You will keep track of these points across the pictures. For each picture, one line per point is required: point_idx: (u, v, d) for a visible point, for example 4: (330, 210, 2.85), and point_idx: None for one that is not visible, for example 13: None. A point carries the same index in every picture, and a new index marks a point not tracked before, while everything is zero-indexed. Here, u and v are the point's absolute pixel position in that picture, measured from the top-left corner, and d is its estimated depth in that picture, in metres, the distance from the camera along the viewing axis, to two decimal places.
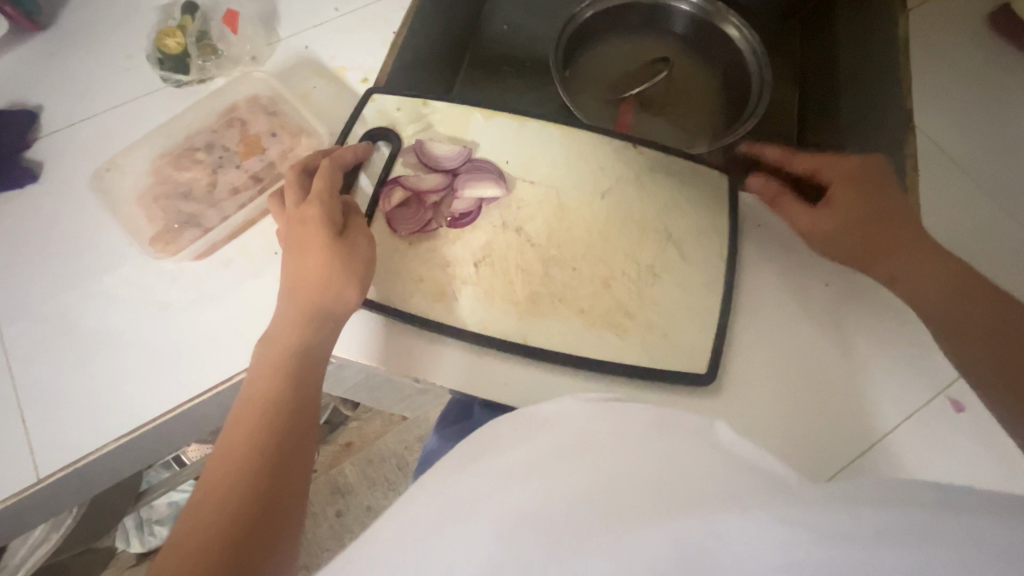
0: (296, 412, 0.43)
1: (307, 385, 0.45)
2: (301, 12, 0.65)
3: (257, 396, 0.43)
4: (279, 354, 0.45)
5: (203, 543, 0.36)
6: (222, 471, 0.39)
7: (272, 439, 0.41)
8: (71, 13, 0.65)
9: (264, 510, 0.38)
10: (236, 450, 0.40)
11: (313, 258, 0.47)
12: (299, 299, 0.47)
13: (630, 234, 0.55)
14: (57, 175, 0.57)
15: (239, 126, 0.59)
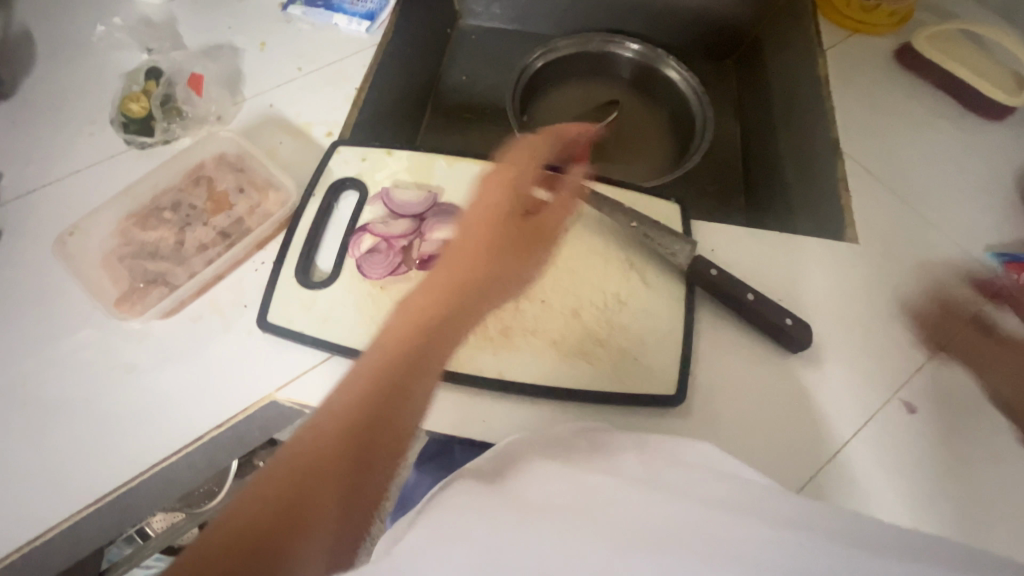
0: (389, 424, 0.38)
1: (428, 371, 0.42)
2: (266, 73, 0.68)
3: (377, 360, 0.41)
4: (404, 344, 0.42)
5: (262, 502, 0.33)
6: (316, 427, 0.37)
7: (375, 416, 0.38)
8: (30, 83, 0.66)
9: (330, 492, 0.34)
10: (337, 411, 0.38)
11: (447, 273, 0.49)
12: (451, 281, 0.49)
13: (594, 265, 0.58)
14: (15, 242, 0.56)
15: (207, 184, 0.60)
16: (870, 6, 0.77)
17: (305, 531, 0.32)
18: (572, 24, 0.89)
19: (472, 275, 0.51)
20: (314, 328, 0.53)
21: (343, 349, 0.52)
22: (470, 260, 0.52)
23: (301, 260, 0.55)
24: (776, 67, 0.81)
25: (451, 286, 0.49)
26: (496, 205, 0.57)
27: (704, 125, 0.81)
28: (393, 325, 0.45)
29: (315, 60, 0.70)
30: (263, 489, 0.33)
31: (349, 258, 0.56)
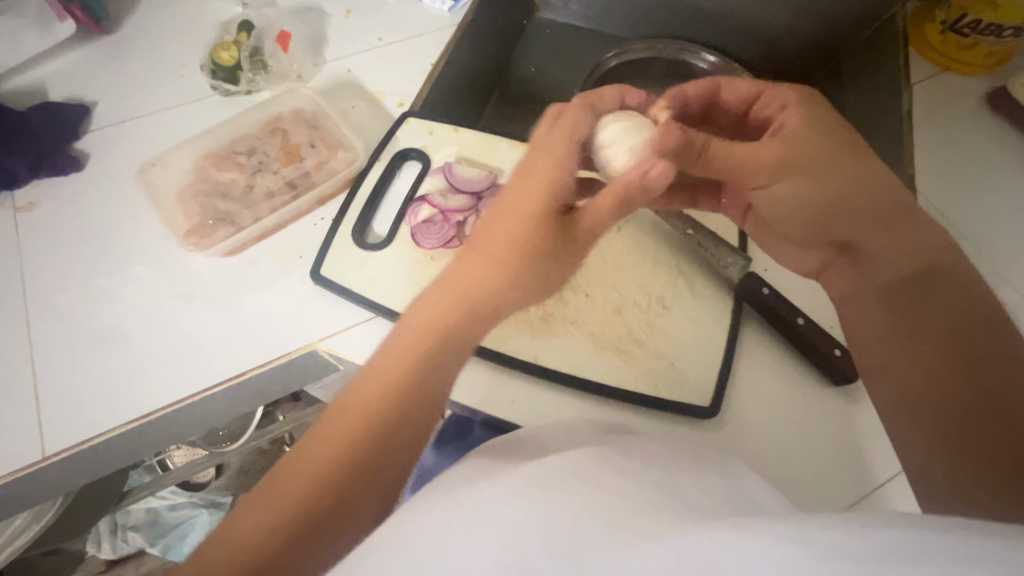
0: (390, 443, 0.35)
1: (440, 382, 0.37)
2: (348, 39, 0.70)
3: (383, 375, 0.36)
4: (416, 351, 0.37)
5: (280, 515, 0.34)
6: (329, 438, 0.35)
7: (377, 432, 0.35)
8: (135, 22, 0.70)
9: (342, 504, 0.34)
10: (339, 432, 0.35)
11: (498, 239, 0.39)
12: (461, 279, 0.39)
13: (643, 266, 0.58)
14: (103, 167, 0.60)
15: (281, 136, 0.62)
16: (966, 45, 0.72)
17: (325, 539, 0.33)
18: (649, 29, 0.88)
19: (508, 269, 0.39)
20: (363, 286, 0.54)
21: (387, 310, 0.53)
22: (489, 264, 0.39)
23: (359, 220, 0.57)
24: (858, 96, 0.77)
25: (453, 290, 0.38)
26: (563, 161, 0.40)
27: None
28: (423, 328, 0.37)
29: (396, 32, 0.72)
30: (281, 502, 0.34)
31: (405, 225, 0.57)
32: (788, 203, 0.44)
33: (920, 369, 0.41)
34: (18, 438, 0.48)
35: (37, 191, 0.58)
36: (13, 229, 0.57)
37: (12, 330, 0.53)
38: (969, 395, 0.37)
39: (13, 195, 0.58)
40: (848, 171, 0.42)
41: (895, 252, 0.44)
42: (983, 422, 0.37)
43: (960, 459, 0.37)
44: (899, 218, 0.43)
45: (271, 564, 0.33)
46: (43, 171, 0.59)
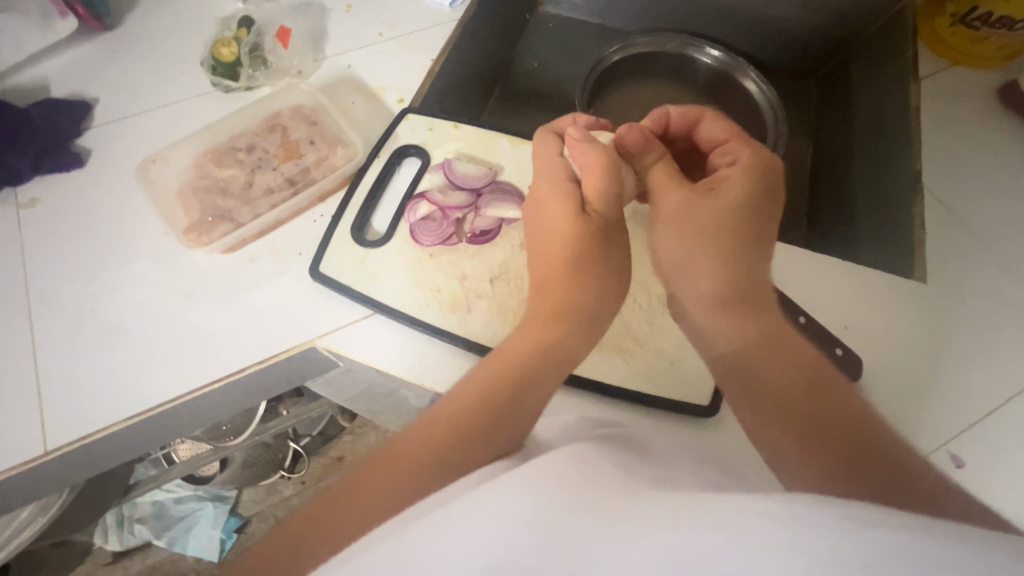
0: (476, 441, 0.39)
1: (535, 389, 0.42)
2: (349, 35, 0.70)
3: (485, 373, 0.43)
4: (512, 355, 0.44)
5: (377, 471, 0.39)
6: (433, 424, 0.41)
7: (481, 420, 0.40)
8: (136, 18, 0.70)
9: (433, 477, 0.37)
10: (444, 413, 0.41)
11: (556, 248, 0.48)
12: (544, 304, 0.47)
13: (643, 264, 0.57)
14: (104, 163, 0.60)
15: (281, 132, 0.62)
16: (978, 37, 0.71)
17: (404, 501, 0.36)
18: (653, 23, 0.87)
19: (575, 286, 0.47)
20: (361, 283, 0.54)
21: (385, 307, 0.53)
22: (560, 279, 0.47)
23: (358, 217, 0.57)
24: (865, 91, 0.76)
25: (542, 306, 0.47)
26: (559, 172, 0.50)
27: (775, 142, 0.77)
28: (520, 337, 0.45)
29: (396, 27, 0.71)
30: (380, 463, 0.39)
31: (404, 222, 0.57)
32: (680, 219, 0.48)
33: (756, 405, 0.41)
34: (20, 433, 0.49)
35: (38, 188, 0.59)
36: (15, 225, 0.57)
37: (14, 326, 0.53)
38: (811, 417, 0.38)
39: (15, 191, 0.58)
40: (701, 249, 0.46)
41: (732, 328, 0.44)
42: (827, 444, 0.37)
43: (807, 470, 0.36)
44: (747, 299, 0.44)
45: (351, 505, 0.37)
46: (44, 167, 0.59)
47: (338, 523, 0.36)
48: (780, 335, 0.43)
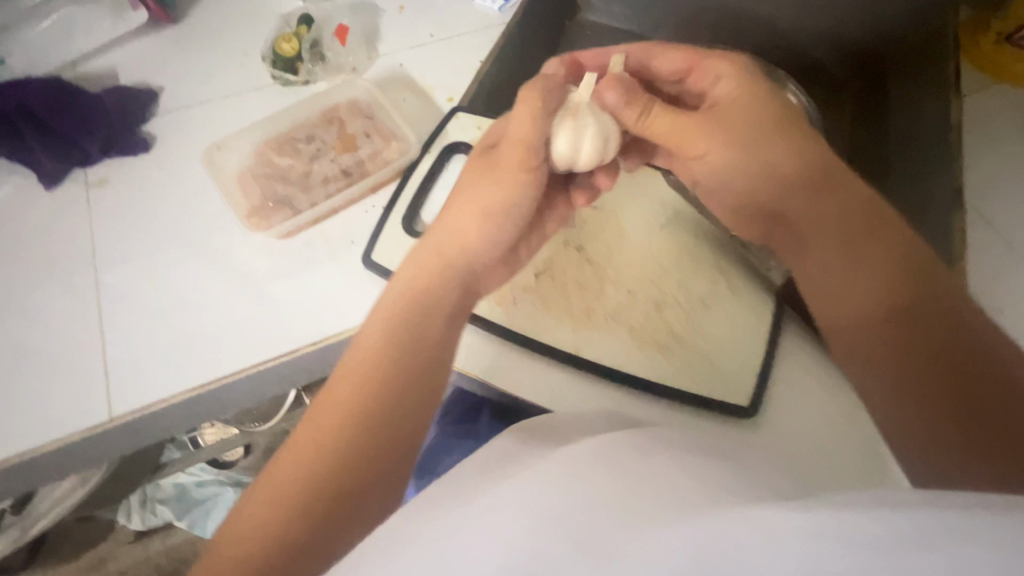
0: (404, 394, 0.40)
1: (440, 336, 0.44)
2: (401, 35, 0.73)
3: (370, 358, 0.41)
4: (401, 312, 0.43)
5: (304, 491, 0.35)
6: (337, 403, 0.39)
7: (384, 396, 0.39)
8: (199, 11, 0.73)
9: (370, 469, 0.37)
10: (339, 407, 0.39)
11: (467, 213, 0.48)
12: (444, 242, 0.47)
13: (684, 263, 0.58)
14: (168, 149, 0.63)
15: (338, 125, 0.65)
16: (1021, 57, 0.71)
17: (364, 500, 0.36)
18: (694, 32, 0.88)
19: (484, 220, 0.48)
20: None
21: None
22: (465, 239, 0.47)
23: (409, 209, 0.58)
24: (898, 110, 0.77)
25: (427, 250, 0.47)
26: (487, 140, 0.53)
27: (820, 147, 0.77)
28: (417, 296, 0.44)
29: (447, 29, 0.73)
30: (294, 481, 0.36)
31: None
32: (727, 172, 0.49)
33: (881, 361, 0.43)
34: (91, 400, 0.52)
35: (106, 169, 0.62)
36: (85, 204, 0.60)
37: (87, 300, 0.56)
38: (919, 346, 0.41)
39: (84, 171, 0.61)
40: (760, 140, 0.48)
41: (824, 208, 0.47)
42: (950, 383, 0.39)
43: (913, 406, 0.41)
44: (833, 174, 0.47)
45: (307, 542, 0.34)
46: (114, 151, 0.62)
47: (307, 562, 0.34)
48: (881, 233, 0.45)
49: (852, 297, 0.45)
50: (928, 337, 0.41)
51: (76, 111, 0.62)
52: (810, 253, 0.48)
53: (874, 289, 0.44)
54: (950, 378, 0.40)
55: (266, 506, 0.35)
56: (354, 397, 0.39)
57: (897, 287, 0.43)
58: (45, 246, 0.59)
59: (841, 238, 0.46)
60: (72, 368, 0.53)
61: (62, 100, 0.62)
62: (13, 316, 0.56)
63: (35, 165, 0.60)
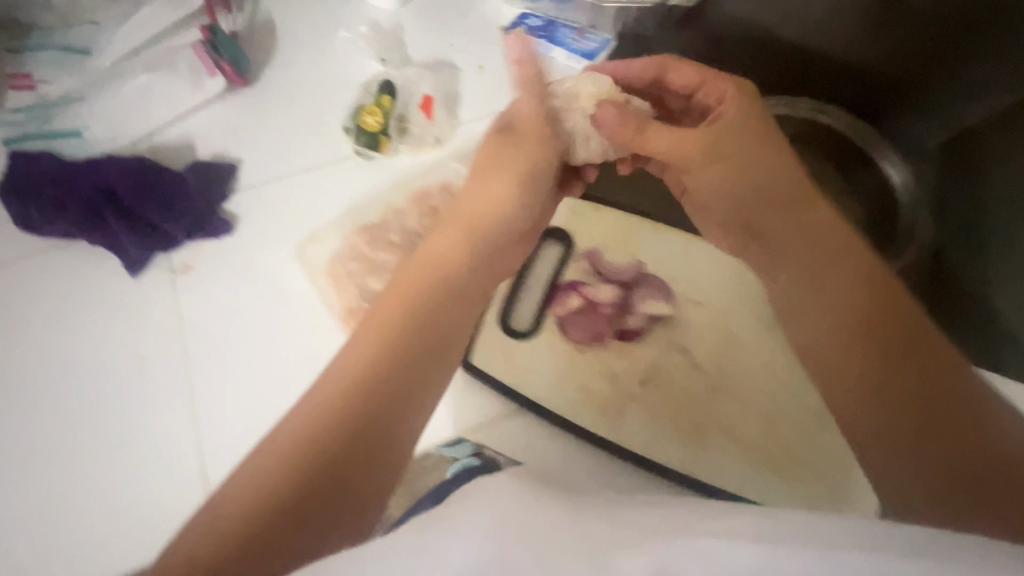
0: (386, 403, 0.42)
1: (429, 354, 0.46)
2: (482, 97, 0.68)
3: (358, 362, 0.43)
4: (389, 321, 0.46)
5: (287, 475, 0.38)
6: (323, 400, 0.41)
7: (371, 397, 0.42)
8: (271, 71, 0.69)
9: (353, 463, 0.39)
10: (322, 404, 0.41)
11: (457, 228, 0.52)
12: (460, 223, 0.52)
13: (796, 372, 0.56)
14: (253, 232, 0.62)
15: (432, 213, 0.62)
16: None
17: (340, 496, 0.38)
18: None
19: (493, 206, 0.53)
20: (513, 380, 0.54)
21: (536, 406, 0.53)
22: (435, 247, 0.51)
23: (504, 304, 0.57)
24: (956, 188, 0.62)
25: (459, 223, 0.52)
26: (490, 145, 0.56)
27: (909, 240, 0.60)
28: (409, 306, 0.47)
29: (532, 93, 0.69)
30: (282, 473, 0.38)
31: (549, 314, 0.56)
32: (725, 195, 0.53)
33: (838, 367, 0.45)
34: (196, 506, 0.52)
35: (190, 253, 0.60)
36: (173, 292, 0.59)
37: (183, 394, 0.56)
38: (893, 363, 0.41)
39: (168, 255, 0.60)
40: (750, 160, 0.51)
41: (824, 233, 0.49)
42: (914, 408, 0.40)
43: (887, 429, 0.41)
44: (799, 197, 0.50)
45: (294, 515, 0.36)
46: (196, 233, 0.60)
47: (282, 544, 0.35)
48: (854, 255, 0.47)
49: (829, 310, 0.47)
50: (888, 366, 0.41)
51: (158, 192, 0.59)
52: (806, 280, 0.49)
53: (845, 307, 0.45)
54: (930, 403, 0.39)
55: (256, 488, 0.37)
56: (340, 397, 0.41)
57: (864, 313, 0.44)
58: (135, 336, 0.58)
59: (860, 280, 0.46)
60: (173, 469, 0.54)
61: (145, 181, 0.59)
62: (109, 410, 0.56)
63: (120, 251, 0.58)
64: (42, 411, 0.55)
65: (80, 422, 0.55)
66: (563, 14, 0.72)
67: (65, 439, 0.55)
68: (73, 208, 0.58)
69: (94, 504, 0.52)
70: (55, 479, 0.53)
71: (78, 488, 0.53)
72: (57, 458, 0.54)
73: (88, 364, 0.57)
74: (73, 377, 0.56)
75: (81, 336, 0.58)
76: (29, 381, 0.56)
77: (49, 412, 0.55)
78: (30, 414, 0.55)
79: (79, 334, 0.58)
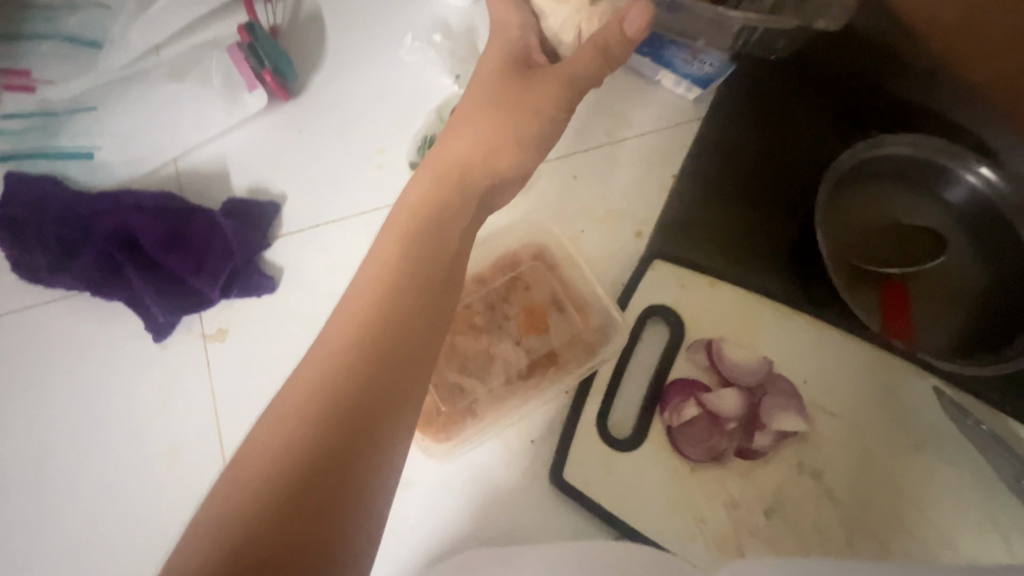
0: (373, 407, 0.29)
1: (428, 320, 0.33)
2: (573, 133, 0.58)
3: (338, 345, 0.30)
4: (378, 286, 0.33)
5: (248, 506, 0.25)
6: (298, 393, 0.29)
7: (374, 371, 0.30)
8: (319, 79, 0.57)
9: (327, 490, 0.26)
10: (297, 400, 0.28)
11: (431, 174, 0.41)
12: (447, 167, 0.41)
13: (946, 506, 0.46)
14: (299, 288, 0.51)
15: (523, 291, 0.51)
16: None
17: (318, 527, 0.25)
18: None
19: (482, 181, 0.41)
20: (613, 503, 0.45)
21: (640, 536, 0.44)
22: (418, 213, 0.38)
23: (604, 404, 0.47)
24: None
25: (438, 174, 0.41)
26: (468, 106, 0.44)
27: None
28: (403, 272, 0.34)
29: (629, 127, 0.58)
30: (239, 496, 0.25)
31: (656, 420, 0.47)
32: None
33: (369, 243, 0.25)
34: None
35: (225, 314, 0.50)
36: (204, 362, 0.49)
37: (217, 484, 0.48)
38: None
39: (199, 316, 0.50)
40: None
41: None
42: None
43: None
44: None
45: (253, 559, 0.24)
46: (232, 290, 0.50)
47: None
48: None
49: None
50: None
51: (189, 240, 0.49)
52: None
53: None
54: None
55: (219, 516, 0.25)
56: (317, 387, 0.29)
57: None
58: (159, 412, 0.49)
59: None
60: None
61: (174, 226, 0.49)
62: (132, 501, 0.47)
63: (142, 312, 0.48)
64: (57, 498, 0.47)
65: (100, 514, 0.47)
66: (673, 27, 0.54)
67: (82, 534, 0.47)
68: (84, 258, 0.48)
69: None
70: None
71: None
72: (74, 556, 0.46)
73: (106, 444, 0.48)
74: (90, 460, 0.48)
75: (99, 411, 0.49)
76: (40, 462, 0.48)
77: (66, 500, 0.47)
78: (43, 502, 0.47)
79: (96, 408, 0.49)
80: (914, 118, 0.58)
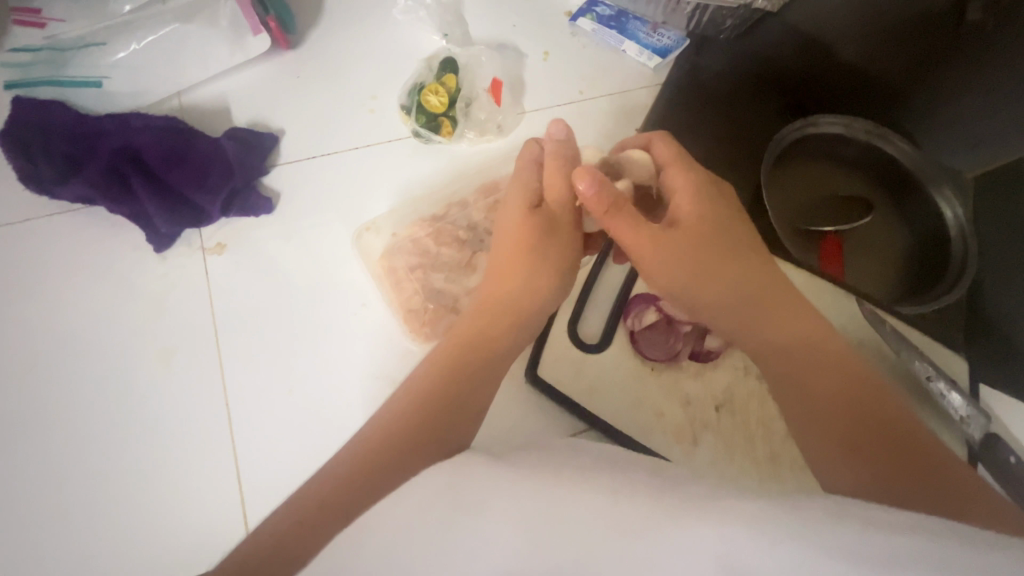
0: (412, 431, 0.38)
1: (475, 380, 0.42)
2: (549, 88, 0.64)
3: (410, 390, 0.42)
4: (451, 344, 0.44)
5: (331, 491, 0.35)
6: (378, 419, 0.40)
7: (424, 416, 0.39)
8: (320, 32, 0.62)
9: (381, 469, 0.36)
10: (375, 423, 0.40)
11: (512, 268, 0.47)
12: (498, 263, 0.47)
13: None
14: (293, 211, 0.55)
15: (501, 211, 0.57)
16: None
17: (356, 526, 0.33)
18: None
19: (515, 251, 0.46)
20: (581, 396, 0.51)
21: (604, 424, 0.49)
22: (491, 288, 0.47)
23: (573, 312, 0.52)
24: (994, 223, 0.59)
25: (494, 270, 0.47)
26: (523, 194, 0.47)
27: (956, 281, 0.55)
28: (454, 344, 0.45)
29: (598, 88, 0.65)
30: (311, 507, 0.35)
31: (620, 326, 0.53)
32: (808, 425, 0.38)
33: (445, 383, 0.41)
34: (226, 514, 0.47)
35: (223, 231, 0.54)
36: (202, 273, 0.53)
37: (209, 388, 0.50)
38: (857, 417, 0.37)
39: (199, 232, 0.53)
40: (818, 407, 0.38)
41: (830, 427, 0.37)
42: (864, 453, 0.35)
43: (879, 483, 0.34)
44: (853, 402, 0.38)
45: (305, 528, 0.33)
46: (231, 209, 0.54)
47: (305, 534, 0.33)
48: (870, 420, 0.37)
49: (865, 463, 0.35)
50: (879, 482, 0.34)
51: (191, 159, 0.53)
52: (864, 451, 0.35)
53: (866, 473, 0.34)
54: (872, 450, 0.35)
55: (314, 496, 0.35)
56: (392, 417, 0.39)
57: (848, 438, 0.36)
58: (154, 318, 0.51)
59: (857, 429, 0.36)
60: (196, 479, 0.48)
61: (178, 146, 0.53)
62: (122, 406, 0.49)
63: (146, 225, 0.52)
64: (46, 404, 0.49)
65: (89, 419, 0.49)
66: (636, 3, 0.65)
67: (73, 436, 0.48)
68: (91, 170, 0.51)
69: (106, 512, 0.47)
70: (60, 479, 0.47)
71: (87, 494, 0.47)
72: (64, 456, 0.48)
73: (99, 351, 0.50)
74: (85, 365, 0.50)
75: (93, 318, 0.51)
76: (28, 366, 0.50)
77: (56, 403, 0.49)
78: (34, 406, 0.49)
79: (92, 316, 0.51)
80: (858, 83, 0.63)
